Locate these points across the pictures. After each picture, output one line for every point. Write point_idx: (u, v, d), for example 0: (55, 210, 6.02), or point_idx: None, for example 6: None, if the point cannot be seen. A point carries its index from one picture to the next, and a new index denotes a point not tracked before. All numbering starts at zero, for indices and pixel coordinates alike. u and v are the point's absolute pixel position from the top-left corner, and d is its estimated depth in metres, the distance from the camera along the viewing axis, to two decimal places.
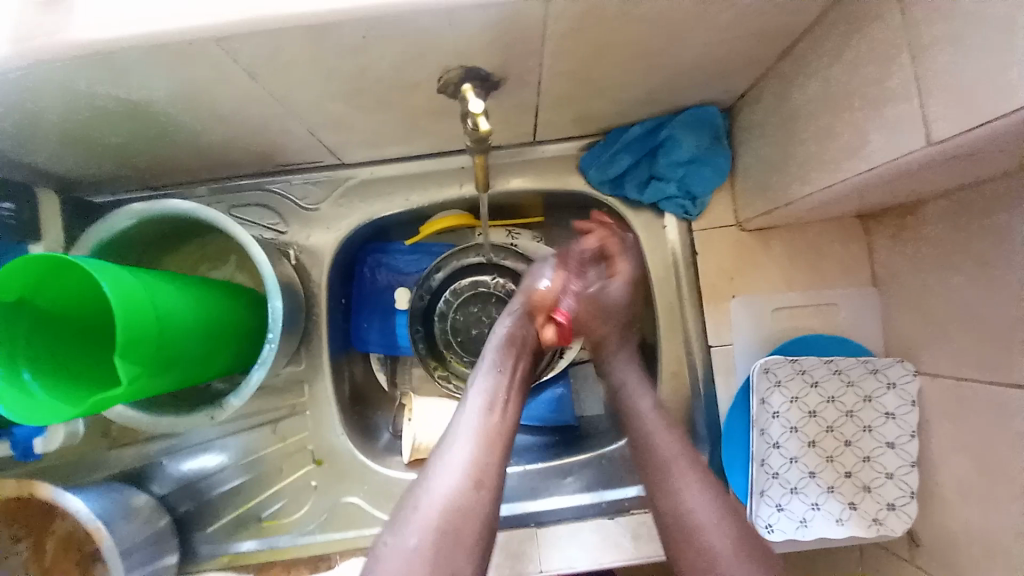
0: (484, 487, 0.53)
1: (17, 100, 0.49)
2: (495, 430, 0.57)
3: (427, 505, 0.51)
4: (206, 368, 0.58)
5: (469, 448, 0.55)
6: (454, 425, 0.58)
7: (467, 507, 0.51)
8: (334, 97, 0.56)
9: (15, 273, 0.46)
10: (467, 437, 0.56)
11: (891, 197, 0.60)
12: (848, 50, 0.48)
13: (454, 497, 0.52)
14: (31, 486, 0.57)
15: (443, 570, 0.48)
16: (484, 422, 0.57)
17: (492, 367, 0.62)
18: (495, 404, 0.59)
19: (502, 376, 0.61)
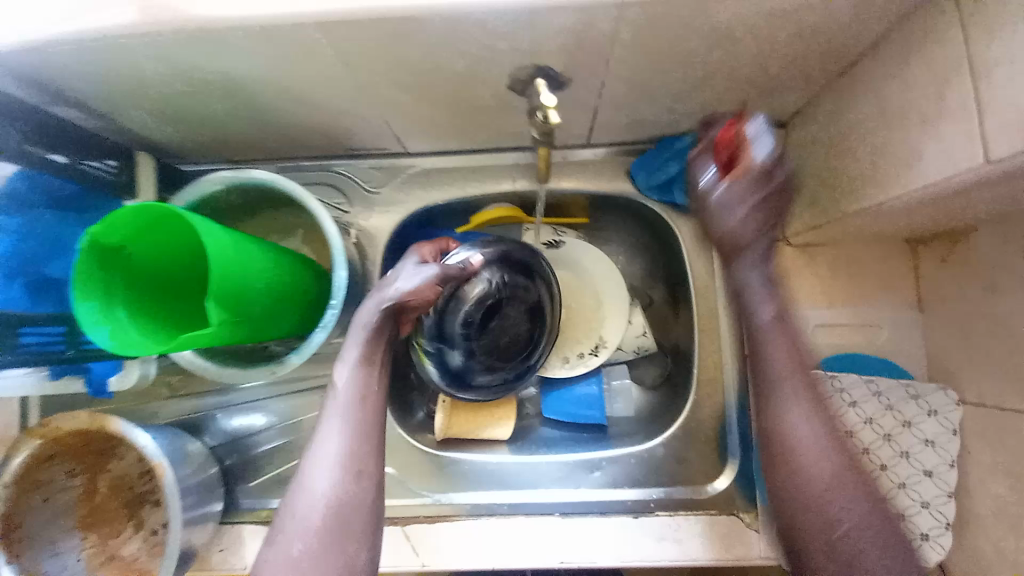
0: (362, 478, 0.54)
1: (134, 70, 0.55)
2: (365, 417, 0.57)
3: (311, 505, 0.53)
4: (274, 328, 0.64)
5: (338, 442, 0.55)
6: (325, 419, 0.57)
7: (350, 500, 0.53)
8: (409, 87, 0.60)
9: (123, 224, 0.52)
10: (338, 431, 0.56)
11: (943, 218, 0.61)
12: (909, 70, 0.50)
13: (336, 495, 0.53)
14: (105, 420, 0.64)
15: (348, 548, 0.52)
16: (354, 414, 0.57)
17: (353, 355, 0.59)
18: (359, 394, 0.57)
19: (368, 368, 0.58)
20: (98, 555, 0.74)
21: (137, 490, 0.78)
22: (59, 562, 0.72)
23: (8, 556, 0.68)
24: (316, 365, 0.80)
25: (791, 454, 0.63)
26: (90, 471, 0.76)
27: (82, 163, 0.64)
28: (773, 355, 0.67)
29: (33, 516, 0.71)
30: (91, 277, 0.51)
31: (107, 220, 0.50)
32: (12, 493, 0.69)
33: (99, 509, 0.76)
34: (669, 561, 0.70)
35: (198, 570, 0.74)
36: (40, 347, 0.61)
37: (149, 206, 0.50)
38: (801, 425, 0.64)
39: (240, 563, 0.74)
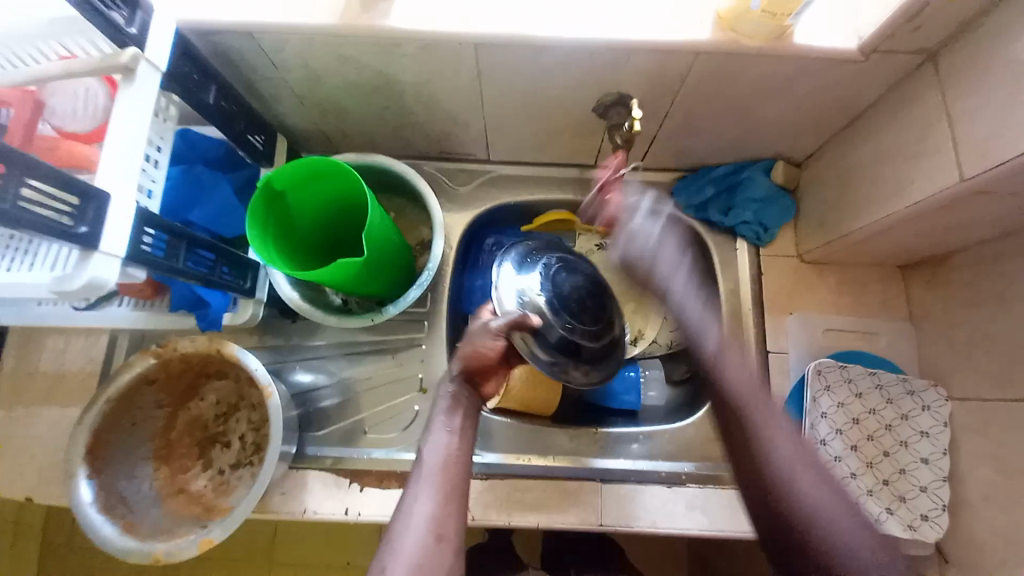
0: (443, 543, 0.52)
1: (306, 63, 0.69)
2: (453, 481, 0.56)
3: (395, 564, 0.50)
4: (378, 282, 0.75)
5: (425, 507, 0.53)
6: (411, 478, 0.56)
7: (431, 566, 0.50)
8: (516, 102, 0.76)
9: (292, 171, 0.63)
10: (423, 492, 0.55)
11: (929, 243, 0.77)
12: (901, 120, 0.68)
13: (417, 562, 0.50)
14: (220, 343, 0.72)
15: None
16: (438, 478, 0.56)
17: (445, 423, 0.59)
18: (450, 458, 0.57)
19: (453, 435, 0.59)
20: (167, 487, 0.77)
21: (211, 430, 0.82)
22: (134, 485, 0.74)
23: (89, 471, 0.70)
24: (387, 330, 0.89)
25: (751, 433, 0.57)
26: (173, 405, 0.80)
27: (247, 135, 0.76)
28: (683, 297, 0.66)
29: (120, 438, 0.74)
30: (262, 212, 0.62)
31: (283, 166, 0.62)
32: (109, 412, 0.73)
33: (173, 443, 0.80)
34: (698, 530, 0.78)
35: (260, 512, 0.78)
36: (194, 266, 0.65)
37: (319, 160, 0.63)
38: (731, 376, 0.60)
39: (301, 507, 0.78)
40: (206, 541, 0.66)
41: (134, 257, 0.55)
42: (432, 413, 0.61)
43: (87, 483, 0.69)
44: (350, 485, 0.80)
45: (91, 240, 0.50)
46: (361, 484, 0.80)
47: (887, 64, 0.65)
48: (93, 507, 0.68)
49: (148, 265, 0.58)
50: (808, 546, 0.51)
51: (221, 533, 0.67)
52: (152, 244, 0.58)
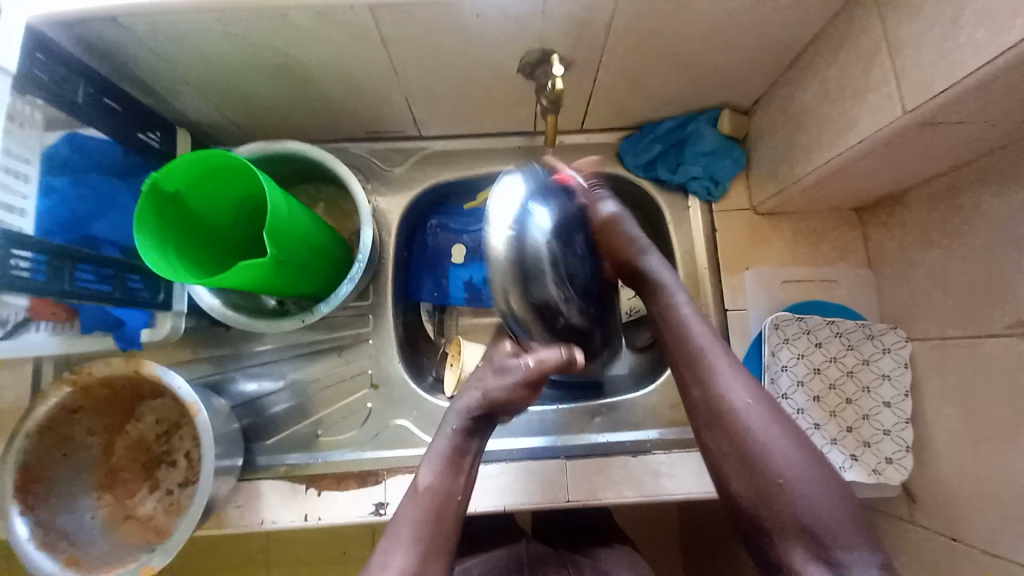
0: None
1: (190, 46, 0.62)
2: (450, 493, 0.58)
3: None
4: (304, 281, 0.70)
5: (419, 517, 0.56)
6: (396, 523, 0.56)
7: (418, 575, 0.53)
8: (434, 70, 0.70)
9: (183, 168, 0.57)
10: (407, 536, 0.55)
11: (882, 184, 0.74)
12: (842, 56, 0.63)
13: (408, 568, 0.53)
14: (139, 363, 0.67)
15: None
16: (423, 523, 0.56)
17: (451, 428, 0.61)
18: (450, 466, 0.59)
19: (453, 475, 0.59)
20: (115, 514, 0.74)
21: (154, 452, 0.79)
22: (76, 518, 0.70)
23: (23, 508, 0.65)
24: (331, 326, 0.84)
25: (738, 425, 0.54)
26: (109, 432, 0.76)
27: (138, 133, 0.70)
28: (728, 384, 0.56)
29: (54, 471, 0.70)
30: (151, 216, 0.56)
31: (169, 164, 0.56)
32: (37, 446, 0.68)
33: (117, 469, 0.76)
34: (666, 495, 0.77)
35: (216, 527, 0.75)
36: (90, 285, 0.61)
37: (210, 153, 0.57)
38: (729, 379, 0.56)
39: (259, 517, 0.75)
40: (148, 569, 0.64)
41: (6, 284, 0.50)
42: (445, 415, 0.63)
43: (23, 521, 0.65)
44: (307, 490, 0.76)
45: None
46: (319, 488, 0.76)
47: None
48: (33, 543, 0.65)
49: (30, 290, 0.53)
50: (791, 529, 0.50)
51: (162, 559, 0.64)
52: (30, 267, 0.53)
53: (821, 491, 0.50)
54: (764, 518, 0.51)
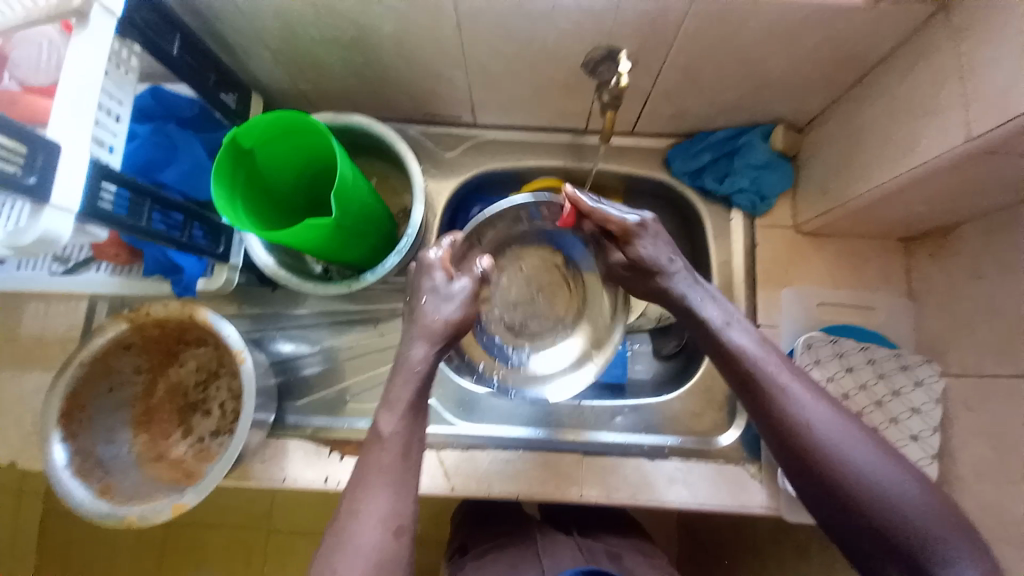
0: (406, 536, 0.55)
1: (269, 10, 0.65)
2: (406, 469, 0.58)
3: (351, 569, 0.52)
4: (356, 247, 0.72)
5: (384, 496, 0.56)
6: (370, 468, 0.58)
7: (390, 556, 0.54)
8: (500, 56, 0.72)
9: (259, 128, 0.60)
10: (382, 485, 0.56)
11: (934, 213, 0.73)
12: (907, 79, 0.64)
13: (382, 551, 0.54)
14: (193, 309, 0.71)
15: None
16: (397, 467, 0.58)
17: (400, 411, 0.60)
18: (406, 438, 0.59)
19: (416, 417, 0.61)
20: (147, 452, 0.77)
21: (191, 398, 0.81)
22: (112, 450, 0.74)
23: (65, 435, 0.69)
24: (369, 299, 0.86)
25: (810, 434, 0.54)
26: (152, 371, 0.79)
27: (218, 93, 0.74)
28: (772, 371, 0.58)
29: (97, 402, 0.73)
30: (226, 166, 0.59)
31: (249, 121, 0.59)
32: (84, 377, 0.71)
33: (153, 409, 0.79)
34: (679, 502, 0.78)
35: (239, 478, 0.78)
36: (160, 226, 0.64)
37: (285, 114, 0.60)
38: (764, 360, 0.59)
39: (281, 474, 0.78)
40: (178, 506, 0.67)
41: (90, 213, 0.53)
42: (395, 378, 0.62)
43: (62, 446, 0.69)
44: (329, 454, 0.79)
45: (42, 192, 0.48)
46: (341, 454, 0.79)
47: (896, 13, 0.60)
48: (68, 470, 0.68)
49: (110, 223, 0.56)
50: (861, 509, 0.51)
51: (193, 497, 0.67)
52: (112, 200, 0.57)
53: (891, 473, 0.51)
54: (835, 502, 0.53)
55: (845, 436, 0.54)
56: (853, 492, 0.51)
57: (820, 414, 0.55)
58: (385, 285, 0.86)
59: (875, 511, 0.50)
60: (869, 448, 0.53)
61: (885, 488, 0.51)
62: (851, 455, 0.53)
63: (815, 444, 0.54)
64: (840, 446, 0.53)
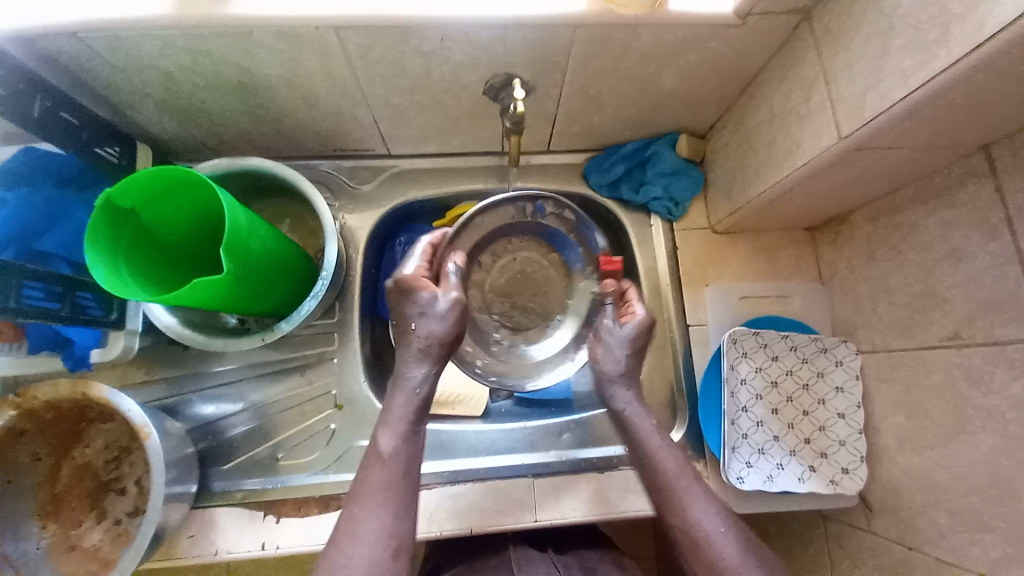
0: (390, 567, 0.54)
1: (141, 60, 0.61)
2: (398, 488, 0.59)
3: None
4: (265, 298, 0.68)
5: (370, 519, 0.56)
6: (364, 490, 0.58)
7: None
8: (398, 90, 0.71)
9: (136, 186, 0.56)
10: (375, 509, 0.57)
11: (830, 204, 0.78)
12: (784, 86, 0.68)
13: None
14: (85, 386, 0.65)
15: None
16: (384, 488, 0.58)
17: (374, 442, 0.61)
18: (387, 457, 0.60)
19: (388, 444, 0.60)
20: (59, 543, 0.69)
21: (102, 479, 0.74)
22: (18, 547, 0.67)
23: None
24: (295, 345, 0.82)
25: (666, 490, 0.65)
26: (55, 455, 0.71)
27: (93, 147, 0.69)
28: (648, 435, 0.69)
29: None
30: (102, 231, 0.55)
31: (123, 181, 0.55)
32: None
33: (61, 497, 0.71)
34: (633, 512, 0.78)
35: (163, 558, 0.71)
36: (35, 302, 0.59)
37: (163, 170, 0.56)
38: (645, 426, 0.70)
39: (212, 547, 0.72)
40: None
41: None
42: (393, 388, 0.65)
43: None
44: (265, 517, 0.74)
45: None
46: (277, 515, 0.74)
47: (764, 26, 0.64)
48: None
49: None
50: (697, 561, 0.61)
51: None
52: None
53: (715, 525, 0.62)
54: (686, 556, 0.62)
55: (700, 503, 0.64)
56: (693, 547, 0.62)
57: (729, 544, 0.61)
58: (309, 329, 0.83)
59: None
60: (705, 508, 0.63)
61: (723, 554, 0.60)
62: (694, 518, 0.63)
63: (676, 512, 0.64)
64: (687, 507, 0.64)
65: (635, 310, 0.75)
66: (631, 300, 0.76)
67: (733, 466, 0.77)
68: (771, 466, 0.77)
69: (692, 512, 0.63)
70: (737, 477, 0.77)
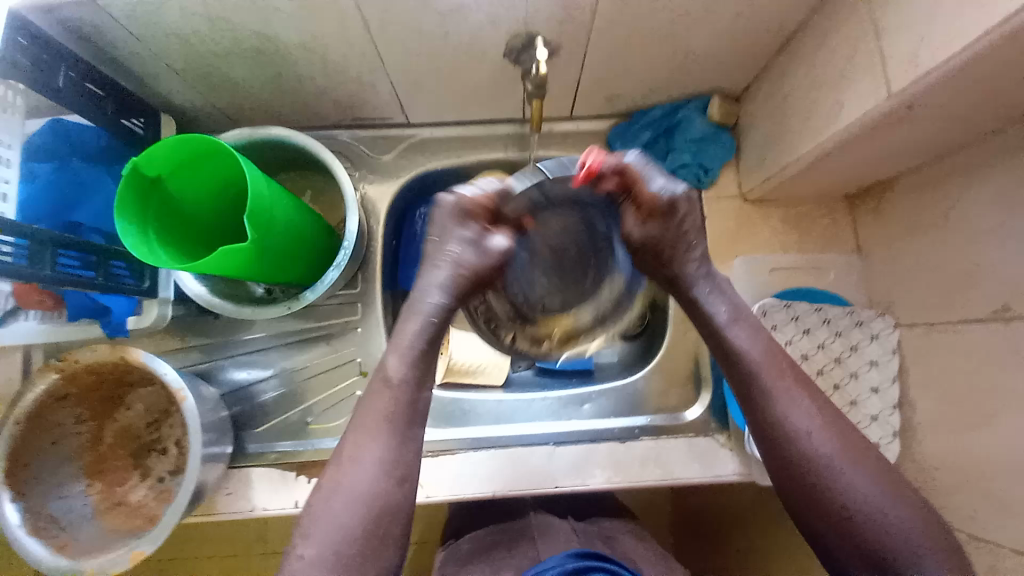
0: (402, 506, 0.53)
1: (161, 27, 0.61)
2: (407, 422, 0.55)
3: (349, 511, 0.51)
4: (289, 268, 0.69)
5: (374, 450, 0.53)
6: (367, 417, 0.55)
7: (390, 504, 0.52)
8: (416, 54, 0.69)
9: (160, 155, 0.57)
10: (380, 436, 0.54)
11: (872, 170, 0.73)
12: (829, 40, 0.63)
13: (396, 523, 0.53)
14: (125, 352, 0.68)
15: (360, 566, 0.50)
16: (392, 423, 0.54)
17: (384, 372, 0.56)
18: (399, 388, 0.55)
19: (415, 388, 0.56)
20: (104, 501, 0.74)
21: (143, 439, 0.79)
22: (65, 505, 0.71)
23: (13, 495, 0.66)
24: (320, 315, 0.84)
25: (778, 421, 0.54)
26: (97, 418, 0.76)
27: (119, 120, 0.70)
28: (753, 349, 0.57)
29: (42, 458, 0.70)
30: (130, 201, 0.56)
31: (148, 151, 0.56)
32: (24, 434, 0.68)
33: (105, 457, 0.76)
34: (654, 481, 0.79)
35: (205, 513, 0.76)
36: (71, 270, 0.61)
37: (186, 138, 0.57)
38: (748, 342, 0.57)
39: (248, 504, 0.76)
40: (137, 553, 0.65)
41: None
42: (408, 305, 0.58)
43: (13, 507, 0.66)
44: (297, 477, 0.78)
45: None
46: (310, 476, 0.78)
47: None
48: (23, 529, 0.66)
49: (10, 275, 0.54)
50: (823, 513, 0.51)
51: (150, 544, 0.65)
52: (9, 253, 0.54)
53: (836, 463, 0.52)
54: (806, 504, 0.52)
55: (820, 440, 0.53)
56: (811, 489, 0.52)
57: (826, 442, 0.53)
58: (334, 299, 0.84)
59: (859, 541, 0.50)
60: (829, 443, 0.53)
61: (858, 506, 0.50)
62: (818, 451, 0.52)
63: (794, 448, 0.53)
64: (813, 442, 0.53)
65: (652, 186, 0.58)
66: (640, 177, 0.58)
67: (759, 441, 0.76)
68: None
69: (808, 447, 0.53)
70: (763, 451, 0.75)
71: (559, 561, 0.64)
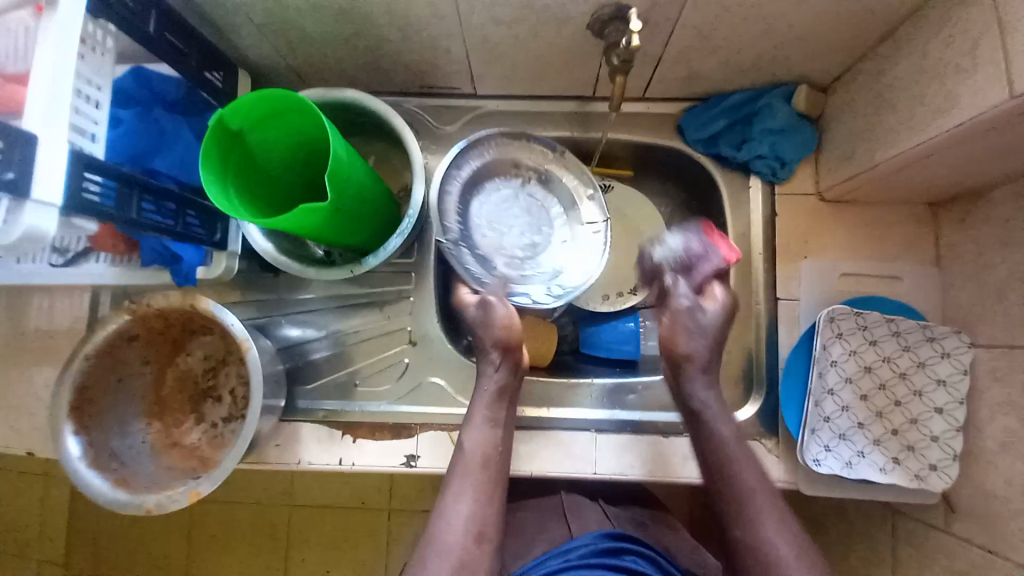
0: (485, 541, 0.61)
1: None
2: (490, 479, 0.65)
3: (434, 559, 0.59)
4: (355, 231, 0.69)
5: (466, 502, 0.63)
6: (456, 475, 0.65)
7: (467, 558, 0.59)
8: (497, 19, 0.67)
9: (245, 107, 0.57)
10: (468, 492, 0.64)
11: (969, 176, 0.68)
12: (945, 28, 0.58)
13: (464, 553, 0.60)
14: (194, 299, 0.70)
15: None
16: (479, 476, 0.65)
17: (473, 427, 0.68)
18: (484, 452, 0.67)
19: (492, 430, 0.68)
20: (163, 440, 0.77)
21: (201, 386, 0.81)
22: (127, 441, 0.75)
23: (76, 428, 0.69)
24: (374, 281, 0.84)
25: None
26: (161, 361, 0.79)
27: (201, 72, 0.71)
28: None
29: (109, 394, 0.74)
30: (213, 150, 0.56)
31: (235, 101, 0.56)
32: (93, 370, 0.71)
33: (165, 399, 0.79)
34: (693, 478, 0.78)
35: (255, 462, 0.78)
36: (153, 216, 0.62)
37: (272, 92, 0.56)
38: None
39: (296, 457, 0.79)
40: (195, 494, 0.68)
41: (76, 207, 0.52)
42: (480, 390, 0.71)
43: (75, 439, 0.69)
44: (343, 437, 0.79)
45: (23, 188, 0.47)
46: (355, 436, 0.79)
47: None
48: (83, 462, 0.69)
49: (97, 215, 0.55)
50: None
51: (209, 486, 0.68)
52: (99, 192, 0.55)
53: None
54: None
55: None
56: None
57: None
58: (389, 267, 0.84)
59: None
60: None
61: None
62: None
63: None
64: None
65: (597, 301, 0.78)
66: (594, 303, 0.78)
67: (811, 449, 0.73)
68: (851, 454, 0.74)
69: None
70: (813, 460, 0.73)
71: (590, 540, 0.66)
